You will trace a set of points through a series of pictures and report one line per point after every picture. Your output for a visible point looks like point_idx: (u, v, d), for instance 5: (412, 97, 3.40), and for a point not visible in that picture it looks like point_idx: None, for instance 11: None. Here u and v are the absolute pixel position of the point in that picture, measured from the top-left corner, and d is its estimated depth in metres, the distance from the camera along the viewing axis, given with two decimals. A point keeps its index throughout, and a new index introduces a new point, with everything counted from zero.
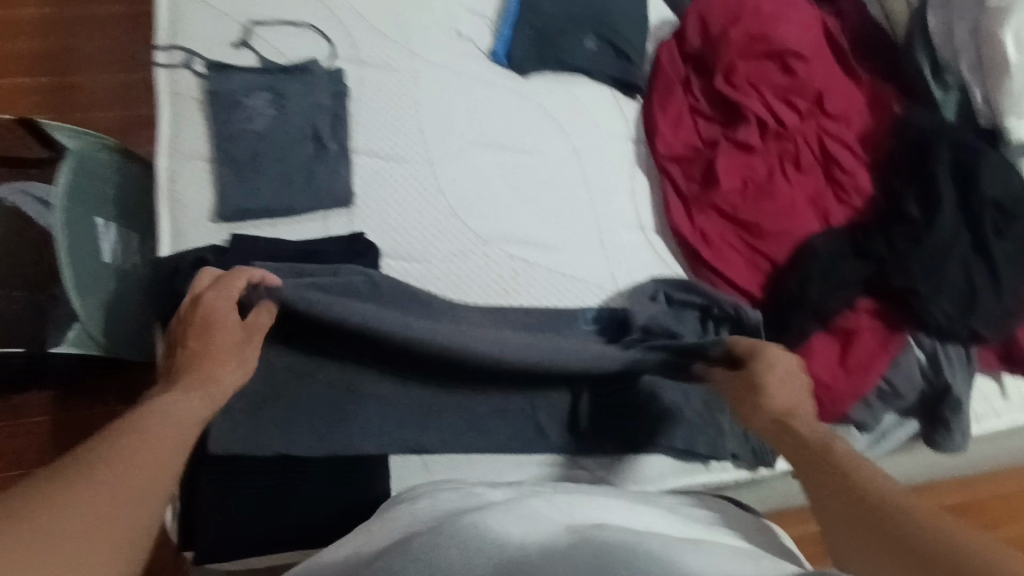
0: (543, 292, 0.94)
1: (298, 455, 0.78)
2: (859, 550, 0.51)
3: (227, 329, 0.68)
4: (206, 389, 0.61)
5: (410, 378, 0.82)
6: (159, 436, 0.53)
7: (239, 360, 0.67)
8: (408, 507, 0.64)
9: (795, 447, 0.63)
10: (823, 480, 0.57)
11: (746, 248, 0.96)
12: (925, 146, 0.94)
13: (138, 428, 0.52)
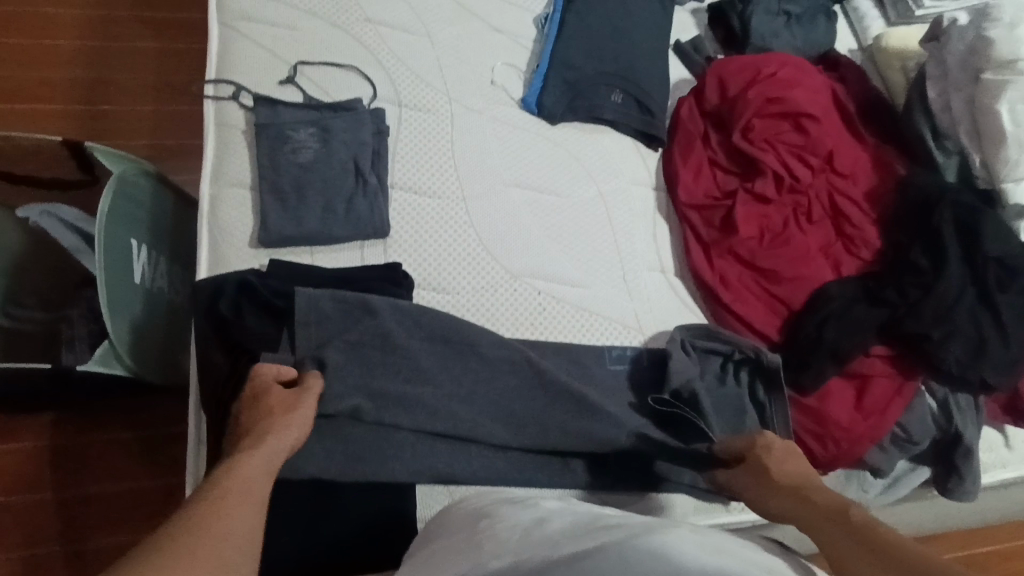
0: (569, 327, 0.96)
1: (330, 479, 0.77)
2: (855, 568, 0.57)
3: (275, 401, 0.72)
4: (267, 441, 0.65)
5: (441, 406, 0.83)
6: (238, 484, 0.58)
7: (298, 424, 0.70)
8: (474, 514, 0.69)
9: (809, 521, 0.65)
10: (839, 551, 0.59)
11: (763, 293, 1.00)
12: (931, 204, 1.00)
13: (221, 479, 0.58)
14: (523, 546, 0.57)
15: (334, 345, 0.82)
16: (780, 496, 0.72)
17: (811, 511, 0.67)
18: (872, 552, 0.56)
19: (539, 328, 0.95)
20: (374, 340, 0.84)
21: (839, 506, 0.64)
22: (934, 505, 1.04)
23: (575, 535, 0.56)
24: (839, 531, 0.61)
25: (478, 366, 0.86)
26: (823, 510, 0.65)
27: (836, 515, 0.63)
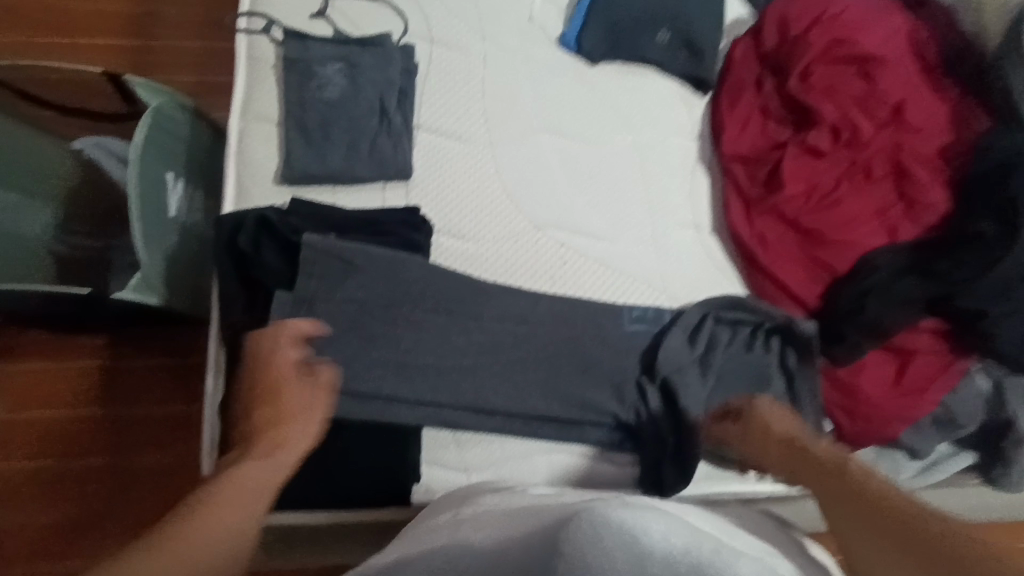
0: (592, 282, 0.93)
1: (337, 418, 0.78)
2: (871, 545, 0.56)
3: (288, 395, 0.69)
4: (274, 454, 0.64)
5: (452, 353, 0.82)
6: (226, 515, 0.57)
7: (307, 422, 0.68)
8: (467, 500, 0.68)
9: (809, 482, 0.65)
10: (848, 521, 0.59)
11: (806, 256, 0.93)
12: (1010, 167, 0.90)
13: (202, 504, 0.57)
14: (509, 518, 0.57)
15: (342, 293, 0.80)
16: (778, 452, 0.71)
17: (807, 464, 0.67)
18: (885, 519, 0.55)
19: (560, 280, 0.92)
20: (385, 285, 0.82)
21: (837, 463, 0.63)
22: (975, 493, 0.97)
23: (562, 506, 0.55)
24: (844, 500, 0.60)
25: (490, 316, 0.85)
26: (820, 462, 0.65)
27: (838, 476, 0.62)
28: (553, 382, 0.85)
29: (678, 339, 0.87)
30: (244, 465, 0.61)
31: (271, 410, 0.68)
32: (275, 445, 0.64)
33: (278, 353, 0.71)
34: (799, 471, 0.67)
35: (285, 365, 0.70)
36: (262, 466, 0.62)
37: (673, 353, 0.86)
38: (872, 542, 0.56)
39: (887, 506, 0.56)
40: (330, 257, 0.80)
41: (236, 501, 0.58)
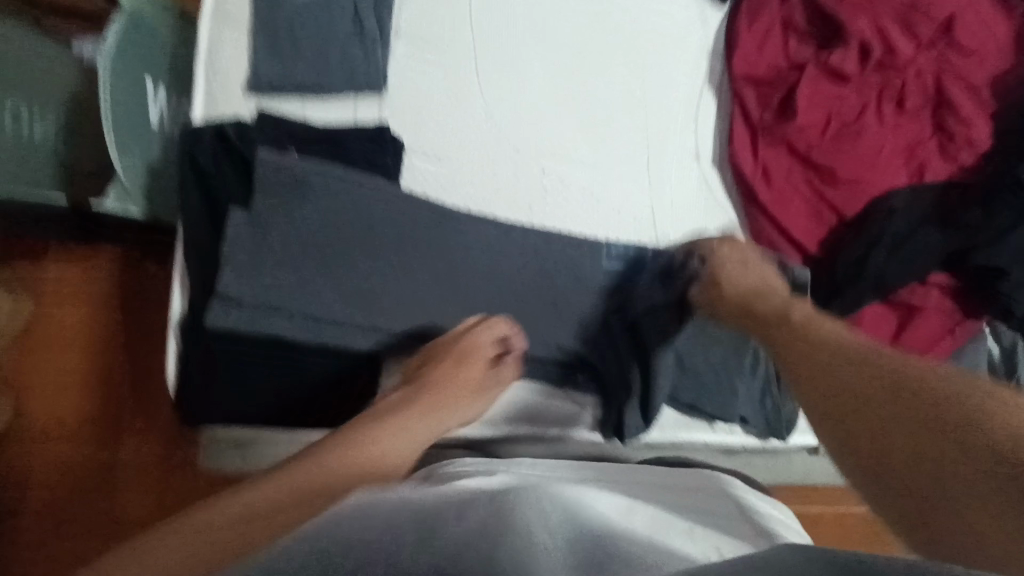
0: (573, 213, 0.86)
1: (287, 344, 0.77)
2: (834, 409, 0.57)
3: (471, 374, 0.78)
4: (433, 418, 0.74)
5: (418, 283, 0.81)
6: (356, 466, 0.61)
7: (462, 411, 0.78)
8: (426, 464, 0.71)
9: (825, 386, 0.59)
10: (864, 425, 0.54)
11: (812, 195, 0.84)
12: None
13: (338, 451, 0.62)
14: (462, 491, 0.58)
15: (298, 217, 0.78)
16: (786, 357, 0.66)
17: (799, 337, 0.66)
18: (834, 354, 0.61)
19: (539, 210, 0.86)
20: (346, 210, 0.79)
21: (855, 355, 0.59)
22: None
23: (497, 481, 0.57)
24: (862, 398, 0.55)
25: (457, 248, 0.82)
26: (769, 313, 0.72)
27: (860, 369, 0.57)
28: (522, 319, 0.83)
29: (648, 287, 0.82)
30: (383, 423, 0.68)
31: (431, 391, 0.75)
32: (433, 406, 0.74)
33: (479, 344, 0.78)
34: (789, 345, 0.66)
35: (479, 352, 0.77)
36: (399, 434, 0.68)
37: (645, 297, 0.81)
38: (897, 443, 0.50)
39: (914, 395, 0.52)
40: (282, 177, 0.77)
41: (375, 448, 0.65)
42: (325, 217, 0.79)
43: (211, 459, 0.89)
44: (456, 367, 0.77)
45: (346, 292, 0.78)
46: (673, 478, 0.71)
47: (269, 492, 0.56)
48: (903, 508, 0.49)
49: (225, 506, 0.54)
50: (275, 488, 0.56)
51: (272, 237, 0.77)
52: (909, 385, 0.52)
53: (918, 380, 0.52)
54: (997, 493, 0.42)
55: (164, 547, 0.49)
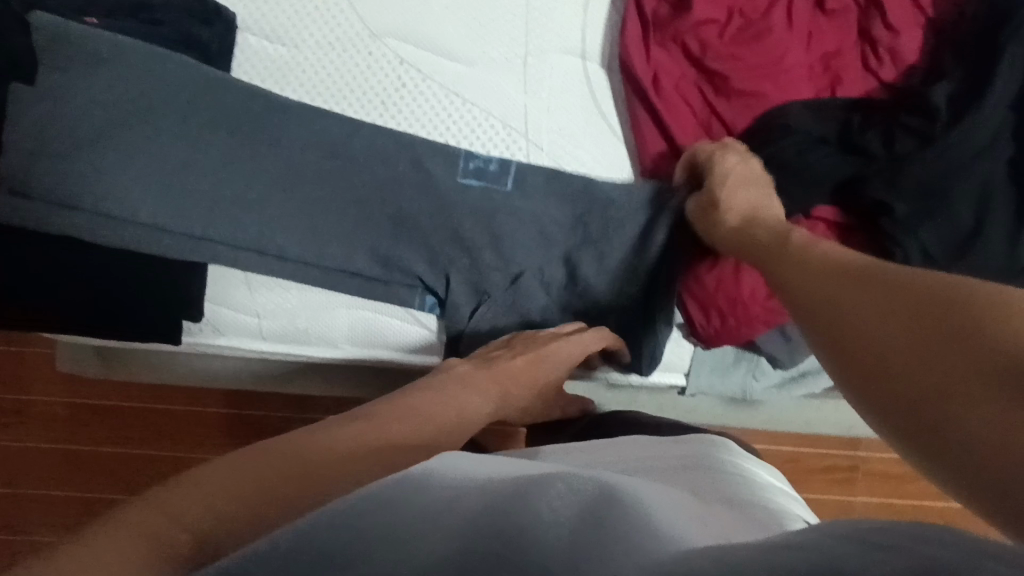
0: (436, 114, 0.75)
1: (85, 238, 0.68)
2: (831, 349, 0.48)
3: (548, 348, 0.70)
4: (495, 390, 0.67)
5: (241, 180, 0.71)
6: (403, 433, 0.57)
7: (533, 386, 0.71)
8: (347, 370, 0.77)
9: (825, 314, 0.49)
10: (867, 357, 0.44)
11: (703, 106, 0.74)
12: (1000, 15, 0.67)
13: (371, 420, 0.58)
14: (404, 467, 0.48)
15: (92, 92, 0.68)
16: (781, 293, 0.56)
17: (793, 266, 0.56)
18: (838, 280, 0.51)
19: (397, 109, 0.75)
20: (152, 89, 0.69)
21: (844, 272, 0.52)
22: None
23: (426, 482, 0.45)
24: (853, 315, 0.47)
25: (290, 143, 0.72)
26: (763, 243, 0.62)
27: (849, 287, 0.49)
28: (361, 230, 0.73)
29: (504, 204, 0.73)
30: (417, 396, 0.63)
31: (501, 381, 0.68)
32: (497, 382, 0.68)
33: (563, 338, 0.71)
34: (783, 271, 0.57)
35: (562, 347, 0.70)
36: (396, 410, 0.60)
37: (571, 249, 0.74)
38: (910, 360, 0.41)
39: (912, 296, 0.45)
40: (70, 42, 0.67)
41: (412, 414, 0.60)
42: (127, 96, 0.69)
43: (69, 359, 0.88)
44: (532, 360, 0.69)
45: (155, 185, 0.69)
46: (662, 454, 0.64)
47: (299, 458, 0.51)
48: (937, 439, 0.37)
49: (215, 480, 0.47)
50: (304, 459, 0.51)
51: (61, 112, 0.67)
52: (927, 297, 0.44)
53: (937, 292, 0.44)
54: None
55: (135, 527, 0.41)
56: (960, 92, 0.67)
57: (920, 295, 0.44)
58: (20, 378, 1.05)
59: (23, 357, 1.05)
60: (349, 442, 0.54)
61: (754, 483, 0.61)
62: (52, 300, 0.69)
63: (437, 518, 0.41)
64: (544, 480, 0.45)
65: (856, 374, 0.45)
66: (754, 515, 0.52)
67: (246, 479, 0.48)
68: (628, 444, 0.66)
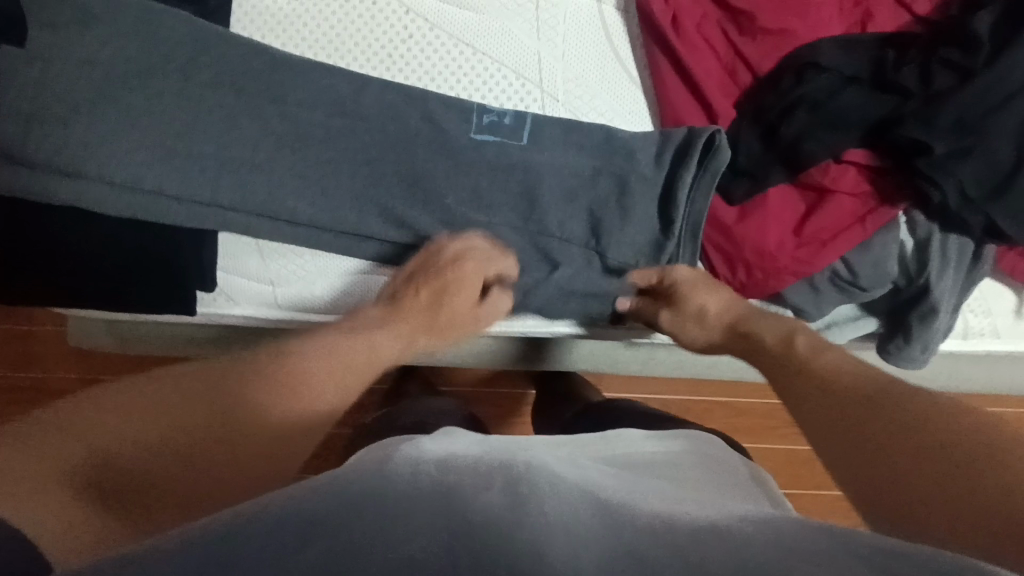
0: (448, 65, 0.72)
1: (91, 208, 0.66)
2: (847, 465, 0.49)
3: (466, 283, 0.66)
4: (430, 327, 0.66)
5: (247, 140, 0.68)
6: (342, 354, 0.56)
7: (471, 324, 0.68)
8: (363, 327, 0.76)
9: (839, 435, 0.51)
10: (860, 454, 0.48)
11: (727, 48, 0.71)
12: None
13: (304, 341, 0.56)
14: (405, 455, 0.43)
15: (88, 52, 0.65)
16: (794, 406, 0.57)
17: (804, 374, 0.58)
18: (851, 394, 0.53)
19: (406, 61, 0.72)
20: (149, 47, 0.66)
21: (873, 379, 0.53)
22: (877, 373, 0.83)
23: (418, 462, 0.41)
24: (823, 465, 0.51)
25: (296, 100, 0.69)
26: (769, 351, 0.63)
27: (871, 401, 0.51)
28: (374, 191, 0.70)
29: (520, 160, 0.70)
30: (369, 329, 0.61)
31: (419, 318, 0.65)
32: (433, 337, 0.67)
33: (466, 266, 0.66)
34: (802, 379, 0.58)
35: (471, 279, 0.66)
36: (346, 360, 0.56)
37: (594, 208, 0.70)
38: (934, 482, 0.43)
39: (941, 425, 0.46)
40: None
41: (347, 342, 0.58)
42: (124, 54, 0.66)
43: (77, 332, 0.86)
44: (447, 296, 0.66)
45: (158, 148, 0.66)
46: (652, 448, 0.58)
47: (231, 368, 0.51)
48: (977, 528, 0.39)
49: (145, 397, 0.47)
50: (237, 373, 0.51)
51: (58, 74, 0.64)
52: (943, 423, 0.47)
53: (949, 418, 0.47)
54: (1010, 503, 0.39)
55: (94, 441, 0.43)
56: (1000, 21, 0.64)
57: (934, 419, 0.47)
58: (29, 355, 1.04)
59: (30, 333, 1.04)
60: (316, 386, 0.53)
61: (764, 483, 0.55)
62: (61, 271, 0.67)
63: (419, 495, 0.37)
64: (527, 465, 0.43)
65: (885, 489, 0.45)
66: (734, 494, 0.50)
67: (173, 394, 0.47)
68: (628, 445, 0.59)
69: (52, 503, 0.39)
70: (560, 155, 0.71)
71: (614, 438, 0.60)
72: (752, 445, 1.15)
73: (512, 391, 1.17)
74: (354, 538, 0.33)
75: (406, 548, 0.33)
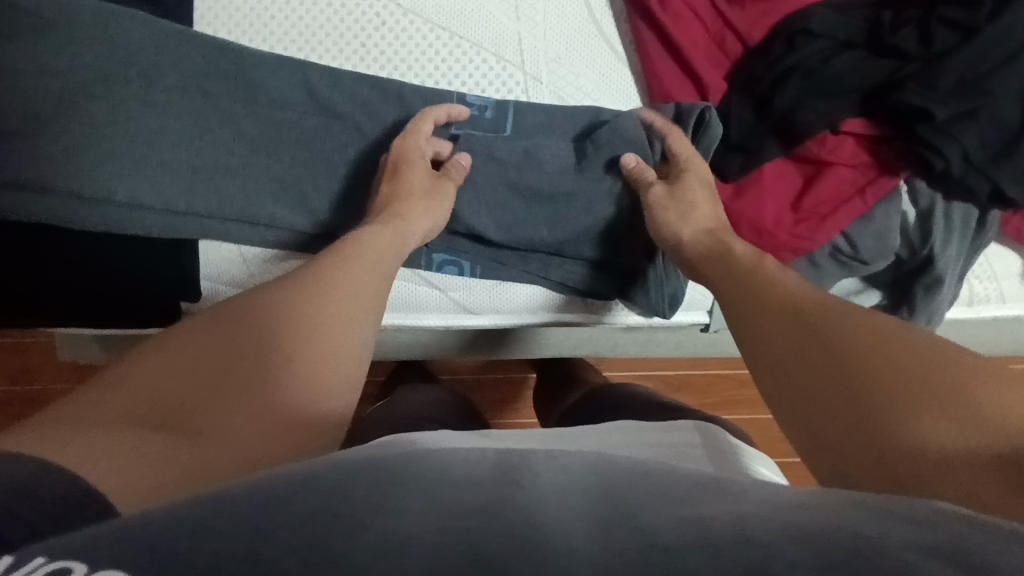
0: (423, 51, 0.69)
1: (68, 225, 0.64)
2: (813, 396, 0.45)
3: (415, 178, 0.63)
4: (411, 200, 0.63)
5: (221, 143, 0.66)
6: (349, 277, 0.55)
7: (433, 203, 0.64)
8: None
9: (808, 355, 0.47)
10: (809, 378, 0.46)
11: (714, 19, 0.68)
12: None
13: (311, 267, 0.56)
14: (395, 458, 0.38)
15: (47, 61, 0.62)
16: (749, 335, 0.53)
17: (759, 289, 0.54)
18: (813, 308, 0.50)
19: (379, 49, 0.69)
20: (110, 51, 0.63)
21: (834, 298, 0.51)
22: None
23: (423, 468, 0.36)
24: (771, 402, 0.49)
25: (269, 97, 0.66)
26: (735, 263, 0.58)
27: (830, 313, 0.49)
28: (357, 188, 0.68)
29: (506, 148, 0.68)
30: (371, 231, 0.60)
31: (396, 205, 0.62)
32: (403, 222, 0.61)
33: (418, 163, 0.64)
34: (758, 292, 0.54)
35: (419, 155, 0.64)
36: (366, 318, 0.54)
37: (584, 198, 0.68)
38: (918, 402, 0.40)
39: (906, 340, 0.45)
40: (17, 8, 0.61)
41: (354, 259, 0.57)
42: (83, 61, 0.63)
43: (69, 346, 0.84)
44: (398, 183, 0.63)
45: (128, 156, 0.63)
46: (648, 440, 0.60)
47: (242, 302, 0.52)
48: (974, 449, 0.38)
49: (172, 349, 0.47)
50: (243, 304, 0.51)
51: (17, 87, 0.61)
52: (912, 340, 0.45)
53: (916, 338, 0.45)
54: (1000, 419, 0.38)
55: (135, 398, 0.43)
56: None
57: (902, 337, 0.45)
58: (26, 369, 1.02)
59: (25, 347, 1.02)
60: (348, 332, 0.52)
61: (745, 464, 0.57)
62: (45, 290, 0.65)
63: (430, 490, 0.33)
64: (527, 458, 0.40)
65: (860, 417, 0.42)
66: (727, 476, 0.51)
67: (190, 345, 0.47)
68: (617, 433, 0.62)
69: (106, 442, 0.38)
70: (544, 147, 0.68)
71: (606, 433, 0.62)
72: (756, 418, 1.14)
73: (512, 376, 1.15)
74: (353, 507, 0.31)
75: (411, 523, 0.30)
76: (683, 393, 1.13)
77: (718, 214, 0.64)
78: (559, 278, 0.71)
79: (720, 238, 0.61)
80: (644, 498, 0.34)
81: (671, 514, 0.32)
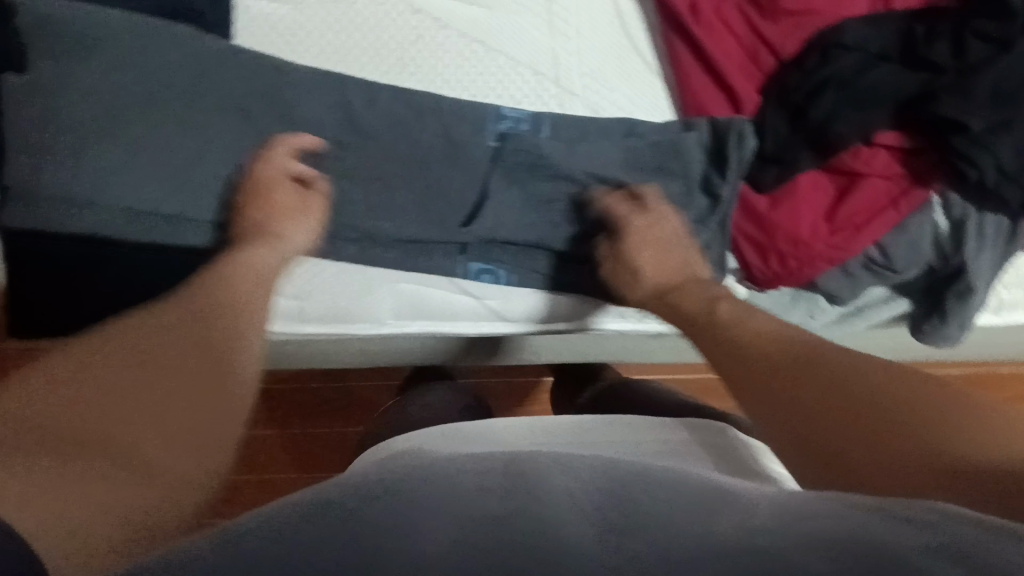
0: (459, 65, 0.70)
1: (116, 239, 0.65)
2: (783, 424, 0.47)
3: (285, 200, 0.65)
4: (292, 220, 0.64)
5: (265, 155, 0.67)
6: (246, 292, 0.55)
7: (312, 226, 0.66)
8: (382, 328, 0.74)
9: (767, 389, 0.49)
10: (780, 411, 0.47)
11: (747, 31, 0.69)
12: None
13: (202, 283, 0.55)
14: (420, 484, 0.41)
15: (95, 80, 0.63)
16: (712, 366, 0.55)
17: (715, 329, 0.57)
18: (768, 342, 0.52)
19: (415, 62, 0.70)
20: (156, 68, 0.64)
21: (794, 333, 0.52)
22: (905, 351, 0.82)
23: (457, 499, 0.38)
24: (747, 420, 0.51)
25: (309, 111, 0.67)
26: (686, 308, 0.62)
27: (794, 349, 0.50)
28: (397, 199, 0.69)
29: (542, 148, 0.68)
30: (250, 251, 0.60)
31: (258, 210, 0.64)
32: (276, 237, 0.63)
33: (285, 185, 0.65)
34: (713, 334, 0.57)
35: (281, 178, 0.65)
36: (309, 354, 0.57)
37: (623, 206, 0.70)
38: (882, 432, 0.42)
39: (866, 374, 0.46)
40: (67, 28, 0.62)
41: (246, 275, 0.57)
42: (131, 78, 0.64)
43: None
44: (286, 208, 0.64)
45: (175, 171, 0.64)
46: (665, 441, 0.62)
47: (126, 318, 0.49)
48: (918, 476, 0.40)
49: (70, 373, 0.44)
50: (132, 320, 0.49)
51: (65, 105, 0.62)
52: (872, 373, 0.46)
53: (874, 369, 0.46)
54: (951, 446, 0.40)
55: (43, 428, 0.41)
56: None
57: (861, 370, 0.46)
58: None
59: None
60: (249, 345, 0.53)
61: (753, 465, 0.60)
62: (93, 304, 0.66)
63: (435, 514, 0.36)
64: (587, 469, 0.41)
65: (823, 450, 0.44)
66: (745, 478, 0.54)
67: (86, 366, 0.45)
68: (635, 433, 0.64)
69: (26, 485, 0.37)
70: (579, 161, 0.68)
71: (622, 434, 0.64)
72: None
73: (528, 378, 1.17)
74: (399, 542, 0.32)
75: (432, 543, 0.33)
76: (703, 397, 1.14)
77: (665, 263, 0.67)
78: (598, 286, 0.72)
79: (669, 292, 0.65)
80: (661, 512, 0.37)
81: (715, 531, 0.33)
